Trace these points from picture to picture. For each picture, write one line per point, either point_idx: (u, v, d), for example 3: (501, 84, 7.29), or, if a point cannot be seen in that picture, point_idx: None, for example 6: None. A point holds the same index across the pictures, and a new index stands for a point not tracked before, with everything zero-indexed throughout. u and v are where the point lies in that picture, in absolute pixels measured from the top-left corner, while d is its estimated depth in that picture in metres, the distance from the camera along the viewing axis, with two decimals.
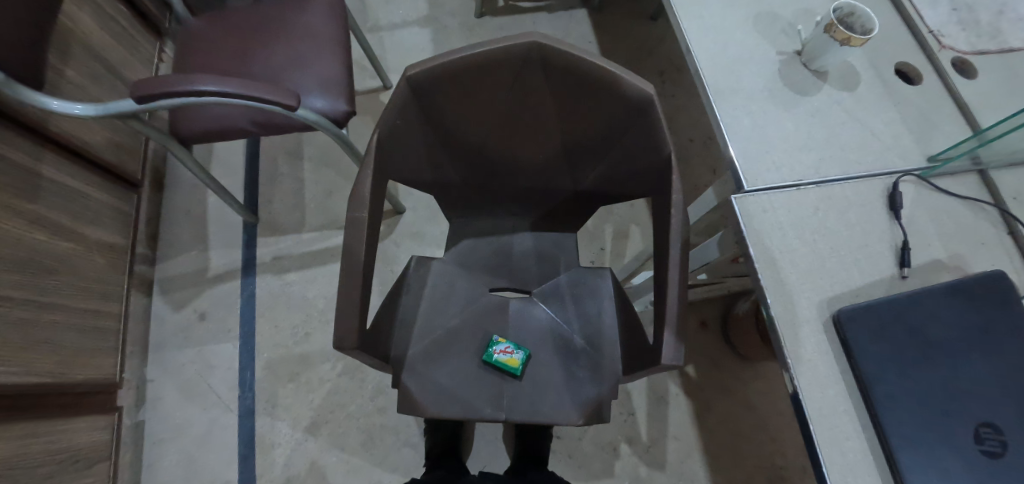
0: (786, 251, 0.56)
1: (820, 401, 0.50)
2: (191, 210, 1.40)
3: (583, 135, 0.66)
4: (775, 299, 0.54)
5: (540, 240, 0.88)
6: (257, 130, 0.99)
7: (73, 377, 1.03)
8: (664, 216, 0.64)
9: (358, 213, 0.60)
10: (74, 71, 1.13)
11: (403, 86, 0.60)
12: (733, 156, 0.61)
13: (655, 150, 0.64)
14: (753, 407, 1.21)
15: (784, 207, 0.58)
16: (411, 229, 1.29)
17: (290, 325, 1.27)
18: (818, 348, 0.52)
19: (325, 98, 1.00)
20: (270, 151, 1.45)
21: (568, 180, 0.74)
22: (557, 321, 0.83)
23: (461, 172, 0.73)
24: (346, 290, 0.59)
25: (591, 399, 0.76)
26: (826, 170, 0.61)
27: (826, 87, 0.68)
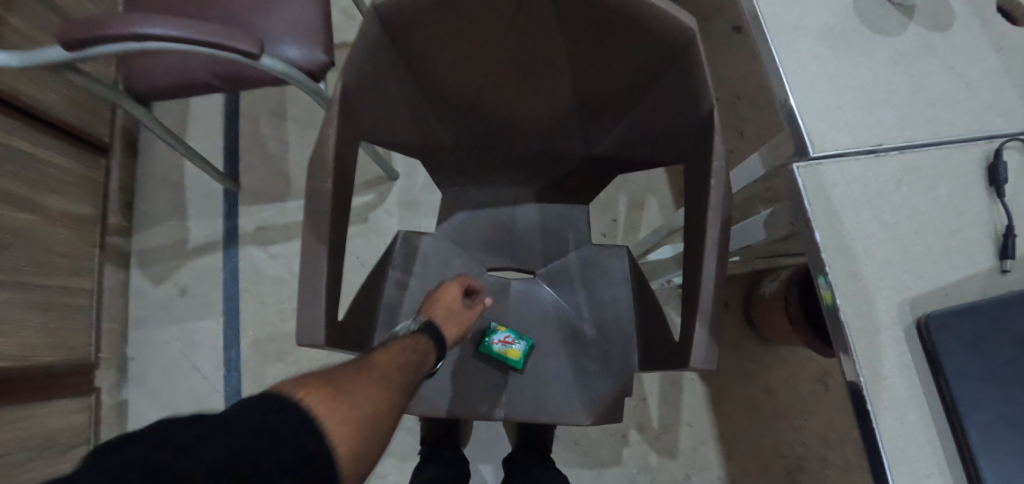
0: (860, 237, 0.44)
1: (897, 430, 0.40)
2: (168, 176, 1.29)
3: (600, 84, 0.53)
4: (846, 299, 0.42)
5: (545, 214, 0.75)
6: (225, 86, 0.86)
7: (40, 360, 0.95)
8: (700, 189, 0.52)
9: (322, 183, 0.49)
10: (20, 20, 1.00)
11: (371, 19, 0.46)
12: (796, 112, 0.48)
13: (692, 105, 0.50)
14: (773, 393, 1.13)
15: (859, 180, 0.45)
16: (404, 198, 1.17)
17: (277, 301, 1.18)
18: (898, 362, 0.41)
19: (299, 46, 0.86)
20: (250, 110, 1.31)
21: (579, 143, 0.62)
22: (565, 306, 0.73)
23: (452, 132, 0.61)
24: (311, 280, 0.49)
25: (602, 398, 0.66)
26: (910, 132, 0.48)
27: (911, 25, 0.53)
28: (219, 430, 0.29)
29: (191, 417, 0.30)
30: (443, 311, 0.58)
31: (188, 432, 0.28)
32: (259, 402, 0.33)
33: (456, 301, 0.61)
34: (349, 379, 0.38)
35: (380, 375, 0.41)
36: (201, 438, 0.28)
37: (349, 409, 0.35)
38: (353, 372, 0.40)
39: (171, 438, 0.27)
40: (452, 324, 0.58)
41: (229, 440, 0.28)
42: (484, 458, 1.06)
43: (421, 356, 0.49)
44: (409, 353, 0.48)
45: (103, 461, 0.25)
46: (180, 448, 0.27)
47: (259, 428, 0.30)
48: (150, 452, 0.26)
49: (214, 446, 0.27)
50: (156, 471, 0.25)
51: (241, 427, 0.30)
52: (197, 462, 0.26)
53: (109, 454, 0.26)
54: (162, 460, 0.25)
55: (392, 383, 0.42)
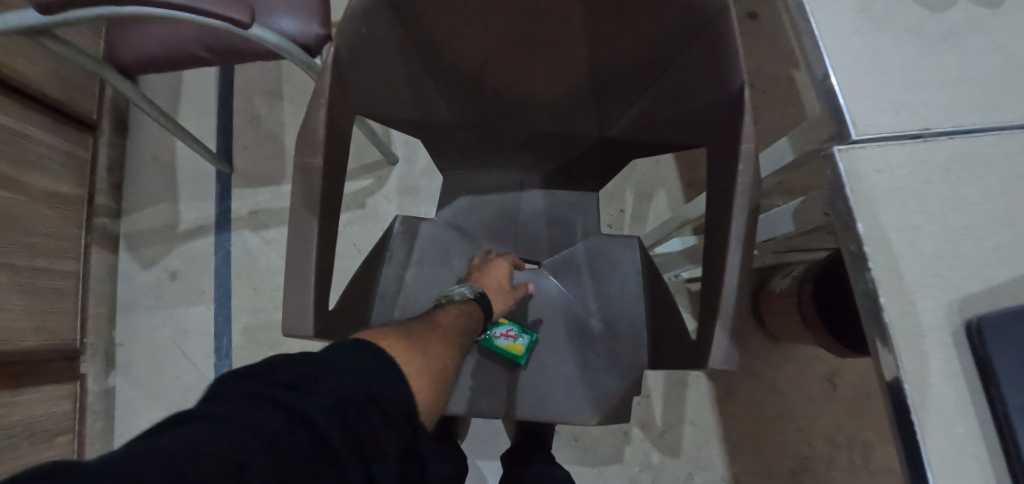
0: (906, 229, 0.40)
1: (943, 443, 0.36)
2: (158, 156, 1.24)
3: (618, 57, 0.49)
4: (889, 298, 0.38)
5: (552, 201, 0.71)
6: (215, 58, 0.81)
7: (21, 344, 0.92)
8: (725, 174, 0.47)
9: (313, 160, 0.45)
10: None
11: None
12: (837, 91, 0.44)
13: (720, 81, 0.46)
14: (780, 392, 1.09)
15: (905, 166, 0.41)
16: (404, 183, 1.12)
17: (269, 288, 1.14)
18: (946, 369, 0.37)
19: (294, 17, 0.81)
20: (244, 90, 1.26)
21: (592, 122, 0.58)
22: (571, 298, 0.69)
23: (455, 108, 0.57)
24: (300, 265, 0.45)
25: (609, 396, 0.63)
26: (961, 115, 0.44)
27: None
28: (325, 372, 0.34)
29: (299, 356, 0.35)
30: (494, 286, 0.60)
31: (300, 370, 0.33)
32: (354, 350, 0.37)
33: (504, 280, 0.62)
34: (420, 338, 0.44)
35: (442, 338, 0.47)
36: (313, 378, 0.33)
37: (422, 367, 0.41)
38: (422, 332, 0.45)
39: (288, 377, 0.32)
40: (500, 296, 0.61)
41: (337, 381, 0.33)
42: (482, 453, 1.03)
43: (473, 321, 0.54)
44: (463, 320, 0.53)
45: (238, 391, 0.30)
46: (296, 387, 0.32)
47: (355, 376, 0.35)
48: (273, 388, 0.31)
49: (326, 387, 0.32)
50: (285, 406, 0.30)
51: (344, 372, 0.34)
52: (316, 400, 0.31)
53: (241, 383, 0.31)
54: (285, 397, 0.30)
55: (451, 345, 0.47)
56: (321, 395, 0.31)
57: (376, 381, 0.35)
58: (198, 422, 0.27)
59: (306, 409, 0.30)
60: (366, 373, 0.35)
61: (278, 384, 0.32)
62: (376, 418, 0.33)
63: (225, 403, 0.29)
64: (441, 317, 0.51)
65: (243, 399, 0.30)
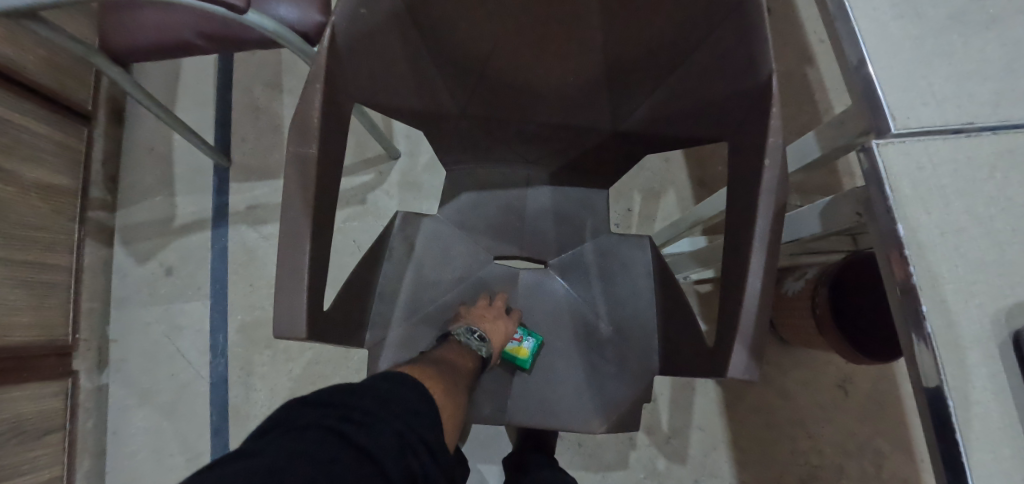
0: (950, 231, 0.36)
1: (990, 466, 0.33)
2: (155, 148, 1.21)
3: (635, 41, 0.46)
4: (932, 306, 0.35)
5: (560, 199, 0.68)
6: (207, 45, 0.78)
7: (11, 339, 0.89)
8: (749, 169, 0.44)
9: (307, 150, 0.42)
10: None
11: None
12: (874, 81, 0.40)
13: (746, 69, 0.43)
14: (791, 398, 1.06)
15: (948, 163, 0.38)
16: (405, 178, 1.09)
17: (267, 284, 1.12)
18: (993, 384, 0.34)
19: (292, 4, 0.78)
20: (244, 81, 1.23)
21: (606, 114, 0.54)
22: (579, 301, 0.66)
23: (460, 98, 0.54)
24: (292, 261, 0.42)
25: (618, 403, 0.60)
26: (1009, 107, 0.40)
27: None
28: (381, 407, 0.36)
29: (355, 389, 0.38)
30: (501, 331, 0.58)
31: (358, 403, 0.36)
32: (408, 388, 0.40)
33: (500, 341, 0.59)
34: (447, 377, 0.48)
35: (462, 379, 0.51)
36: (373, 415, 0.35)
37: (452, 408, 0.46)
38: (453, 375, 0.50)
39: (349, 410, 0.35)
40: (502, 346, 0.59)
41: (393, 418, 0.36)
42: (483, 457, 1.00)
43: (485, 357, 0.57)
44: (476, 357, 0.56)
45: (303, 423, 0.32)
46: (357, 421, 0.34)
47: (407, 414, 0.37)
48: (335, 421, 0.33)
49: (386, 423, 0.35)
50: (349, 440, 0.32)
51: (398, 407, 0.37)
52: (377, 436, 0.33)
53: (304, 414, 0.34)
54: (350, 430, 0.33)
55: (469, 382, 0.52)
56: (381, 431, 0.34)
57: (425, 419, 0.38)
58: (276, 453, 0.28)
59: (369, 444, 0.32)
60: (415, 411, 0.38)
61: (341, 417, 0.34)
62: (425, 456, 0.36)
63: (298, 434, 0.31)
64: (458, 361, 0.53)
65: (310, 430, 0.31)
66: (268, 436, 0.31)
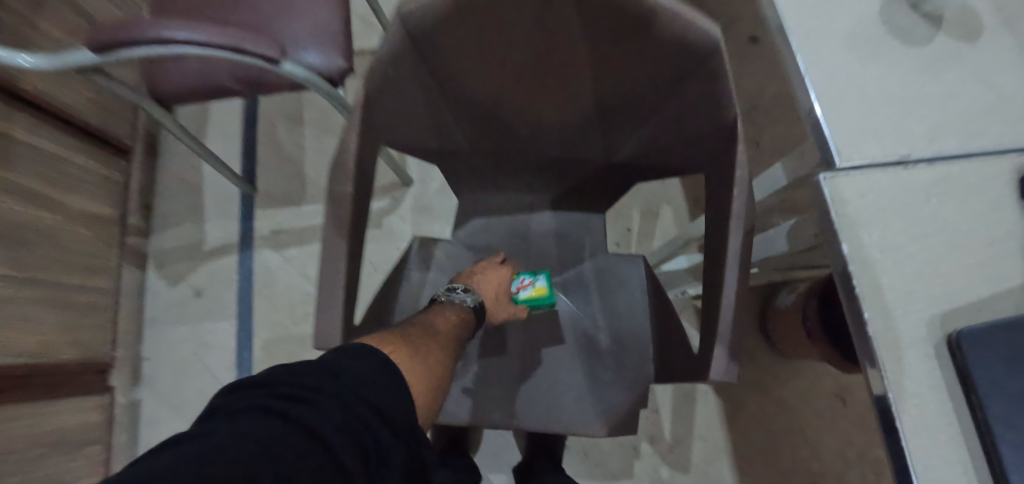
0: (889, 249, 0.43)
1: (927, 449, 0.38)
2: (185, 179, 1.30)
3: (622, 90, 0.53)
4: (873, 313, 0.41)
5: (561, 222, 0.75)
6: (243, 89, 0.87)
7: (50, 357, 0.96)
8: (722, 197, 0.51)
9: (342, 188, 0.50)
10: (52, 27, 0.98)
11: (395, 27, 0.47)
12: (822, 122, 0.47)
13: (715, 113, 0.50)
14: (790, 407, 1.10)
15: (888, 190, 0.44)
16: (418, 203, 1.17)
17: (289, 304, 1.19)
18: (929, 379, 0.40)
19: (319, 52, 0.87)
20: (267, 115, 1.33)
21: (599, 148, 0.62)
22: (580, 315, 0.72)
23: (472, 137, 0.61)
24: (328, 283, 0.49)
25: (617, 409, 0.65)
26: (939, 143, 0.47)
27: (939, 36, 0.53)
28: (330, 383, 0.36)
29: (307, 366, 0.37)
30: (496, 281, 0.64)
31: (305, 382, 0.35)
32: (362, 359, 0.39)
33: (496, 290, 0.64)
34: (424, 346, 0.46)
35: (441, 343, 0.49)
36: (320, 391, 0.35)
37: (427, 378, 0.43)
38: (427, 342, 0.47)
39: (293, 388, 0.34)
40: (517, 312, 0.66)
41: (344, 394, 0.35)
42: (494, 467, 1.05)
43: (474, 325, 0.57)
44: (466, 323, 0.56)
45: (246, 405, 0.32)
46: (304, 400, 0.34)
47: (360, 386, 0.37)
48: (281, 400, 0.33)
49: (333, 399, 0.34)
50: (293, 419, 0.32)
51: (348, 382, 0.36)
52: (321, 414, 0.33)
53: (251, 394, 0.34)
54: (292, 409, 0.33)
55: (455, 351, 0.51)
56: (326, 410, 0.33)
57: (380, 390, 0.37)
58: (209, 437, 0.29)
59: (314, 424, 0.32)
60: (369, 382, 0.37)
61: (286, 397, 0.34)
62: (382, 429, 0.35)
63: (239, 416, 0.31)
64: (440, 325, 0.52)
65: (253, 413, 0.32)
66: (209, 420, 0.31)
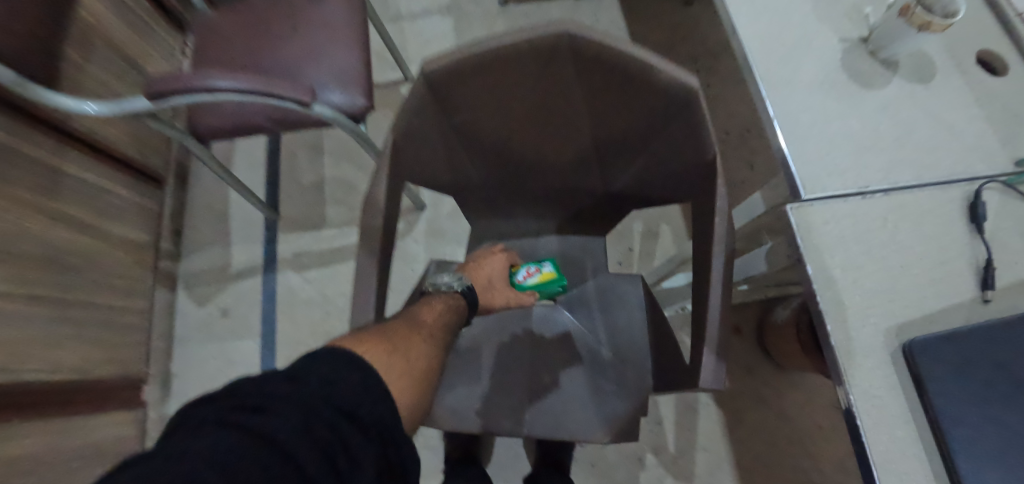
0: (850, 269, 0.49)
1: (886, 444, 0.44)
2: (213, 205, 1.39)
3: (615, 131, 0.61)
4: (835, 325, 0.47)
5: (565, 245, 0.82)
6: (274, 126, 0.96)
7: (90, 374, 1.03)
8: (705, 224, 0.58)
9: (374, 221, 0.58)
10: (96, 67, 1.10)
11: (419, 83, 0.55)
12: (789, 159, 0.54)
13: (697, 151, 0.57)
14: (789, 418, 1.14)
15: (848, 217, 0.51)
16: (431, 226, 1.25)
17: (310, 322, 1.26)
18: (886, 382, 0.46)
19: (343, 92, 0.97)
20: (290, 145, 1.43)
21: (597, 180, 0.69)
22: (583, 331, 0.78)
23: (483, 172, 0.69)
24: (361, 304, 0.56)
25: (619, 417, 0.71)
26: (896, 175, 0.54)
27: (896, 79, 0.60)
28: (290, 388, 0.34)
29: (265, 374, 0.35)
30: (498, 267, 0.72)
31: (264, 390, 0.33)
32: (332, 359, 0.38)
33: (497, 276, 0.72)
34: (399, 343, 0.45)
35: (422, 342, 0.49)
36: (280, 398, 0.32)
37: (405, 372, 0.43)
38: (405, 339, 0.47)
39: (250, 397, 0.32)
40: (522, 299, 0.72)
41: (307, 397, 0.33)
42: (505, 478, 1.09)
43: (455, 326, 0.57)
44: (448, 321, 0.56)
45: (197, 420, 0.30)
46: (262, 410, 0.31)
47: (324, 389, 0.35)
48: (234, 412, 0.31)
49: (294, 404, 0.32)
50: (249, 430, 0.29)
51: (312, 385, 0.34)
52: (279, 421, 0.31)
53: (203, 410, 0.31)
54: (248, 418, 0.30)
55: (435, 349, 0.50)
56: (285, 417, 0.31)
57: (350, 392, 0.35)
58: (152, 459, 0.26)
59: (272, 433, 0.30)
60: (335, 383, 0.36)
61: (243, 408, 0.31)
62: (351, 431, 0.33)
63: (187, 433, 0.28)
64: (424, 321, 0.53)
65: (204, 429, 0.29)
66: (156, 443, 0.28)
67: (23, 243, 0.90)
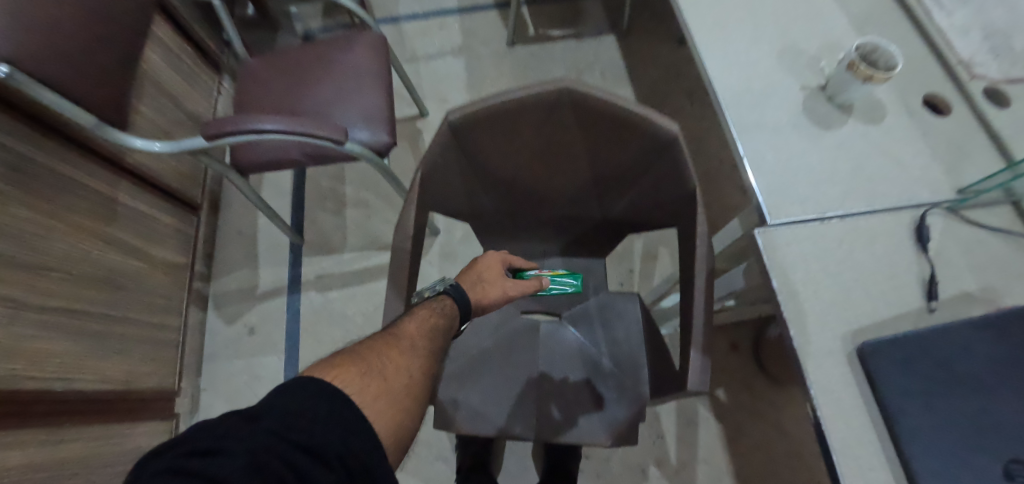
0: (810, 283, 0.59)
1: (843, 432, 0.52)
2: (243, 231, 1.51)
3: (610, 168, 0.71)
4: (796, 330, 0.56)
5: (570, 266, 0.92)
6: (308, 160, 1.08)
7: (132, 386, 1.11)
8: (689, 246, 0.67)
9: (403, 243, 0.67)
10: (149, 109, 1.22)
11: (444, 129, 0.66)
12: (756, 191, 0.64)
13: (680, 184, 0.67)
14: (787, 432, 1.20)
15: (807, 239, 0.61)
16: (445, 249, 1.35)
17: (331, 339, 1.35)
18: (841, 378, 0.54)
19: (370, 130, 1.09)
20: (314, 175, 1.55)
21: (596, 209, 0.79)
22: (586, 344, 0.86)
23: (496, 203, 0.79)
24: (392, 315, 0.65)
25: (620, 421, 0.78)
26: (850, 203, 0.63)
27: (850, 120, 0.70)
28: (246, 428, 0.35)
29: (222, 417, 0.36)
30: (495, 267, 0.70)
31: (218, 432, 0.34)
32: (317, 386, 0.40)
33: (492, 275, 0.70)
34: (373, 365, 0.46)
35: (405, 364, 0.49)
36: (231, 439, 0.33)
37: (379, 394, 0.43)
38: (382, 360, 0.47)
39: (203, 439, 0.33)
40: (517, 289, 0.69)
41: (260, 435, 0.34)
42: None
43: (443, 332, 0.56)
44: (432, 330, 0.55)
45: (150, 471, 0.31)
46: (212, 453, 0.32)
47: (281, 423, 0.35)
48: (184, 457, 0.31)
49: (244, 445, 0.33)
50: (199, 476, 0.30)
51: (268, 421, 0.35)
52: (229, 463, 0.31)
53: (156, 463, 0.32)
54: (197, 464, 0.31)
55: (415, 363, 0.50)
56: (235, 460, 0.32)
57: (307, 425, 0.36)
58: None
59: (222, 476, 0.31)
60: (295, 415, 0.36)
61: (194, 452, 0.32)
62: (307, 464, 0.34)
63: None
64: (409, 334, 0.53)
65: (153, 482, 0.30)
66: None
67: (85, 266, 1.01)
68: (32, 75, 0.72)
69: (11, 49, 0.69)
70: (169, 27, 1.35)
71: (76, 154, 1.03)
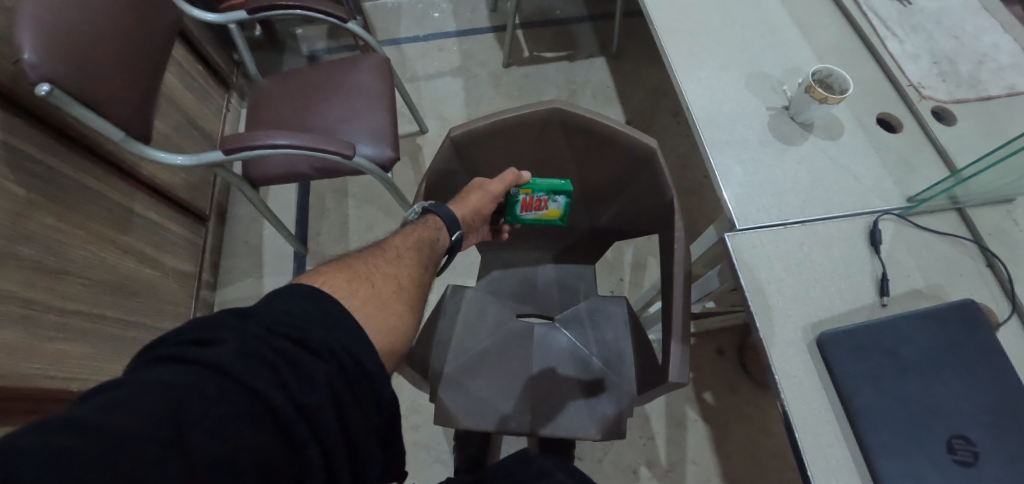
0: (773, 281, 0.65)
1: (805, 412, 0.58)
2: (249, 241, 1.57)
3: (597, 180, 0.78)
4: (762, 323, 0.63)
5: (562, 272, 0.99)
6: (316, 174, 1.15)
7: None
8: (668, 250, 0.74)
9: None
10: (164, 124, 1.29)
11: (447, 144, 0.73)
12: (727, 201, 0.72)
13: (660, 194, 0.74)
14: (771, 433, 1.25)
15: (771, 243, 0.68)
16: None
17: None
18: (803, 365, 0.60)
19: (375, 146, 1.16)
20: (318, 189, 1.62)
21: (585, 217, 0.85)
22: (578, 345, 0.91)
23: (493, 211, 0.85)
24: None
25: (609, 417, 0.83)
26: (810, 210, 0.71)
27: (811, 136, 0.78)
28: (235, 323, 0.38)
29: (211, 315, 0.38)
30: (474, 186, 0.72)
31: (210, 324, 0.37)
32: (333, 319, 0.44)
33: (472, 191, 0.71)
34: (362, 273, 0.51)
35: (397, 281, 0.53)
36: (223, 330, 0.37)
37: (368, 297, 0.48)
38: (370, 268, 0.52)
39: (197, 331, 0.36)
40: (498, 187, 0.71)
41: (253, 327, 0.38)
42: None
43: (431, 248, 0.62)
44: (417, 245, 0.61)
45: (152, 359, 0.34)
46: (208, 342, 0.35)
47: (271, 321, 0.39)
48: (180, 347, 0.35)
49: (236, 334, 0.36)
50: (192, 361, 0.34)
51: (260, 319, 0.39)
52: (222, 349, 0.35)
53: (154, 353, 0.35)
54: (192, 352, 0.35)
55: (403, 274, 0.55)
56: (229, 347, 0.35)
57: (297, 324, 0.39)
58: (109, 390, 0.31)
59: (216, 358, 0.34)
60: (288, 316, 0.40)
61: (189, 342, 0.35)
62: (297, 352, 0.37)
63: (142, 370, 0.33)
64: (396, 250, 0.58)
65: (154, 367, 0.33)
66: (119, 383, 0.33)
67: (101, 272, 1.06)
68: (69, 94, 0.79)
69: (53, 71, 0.76)
70: (184, 49, 1.44)
71: (96, 167, 1.09)
